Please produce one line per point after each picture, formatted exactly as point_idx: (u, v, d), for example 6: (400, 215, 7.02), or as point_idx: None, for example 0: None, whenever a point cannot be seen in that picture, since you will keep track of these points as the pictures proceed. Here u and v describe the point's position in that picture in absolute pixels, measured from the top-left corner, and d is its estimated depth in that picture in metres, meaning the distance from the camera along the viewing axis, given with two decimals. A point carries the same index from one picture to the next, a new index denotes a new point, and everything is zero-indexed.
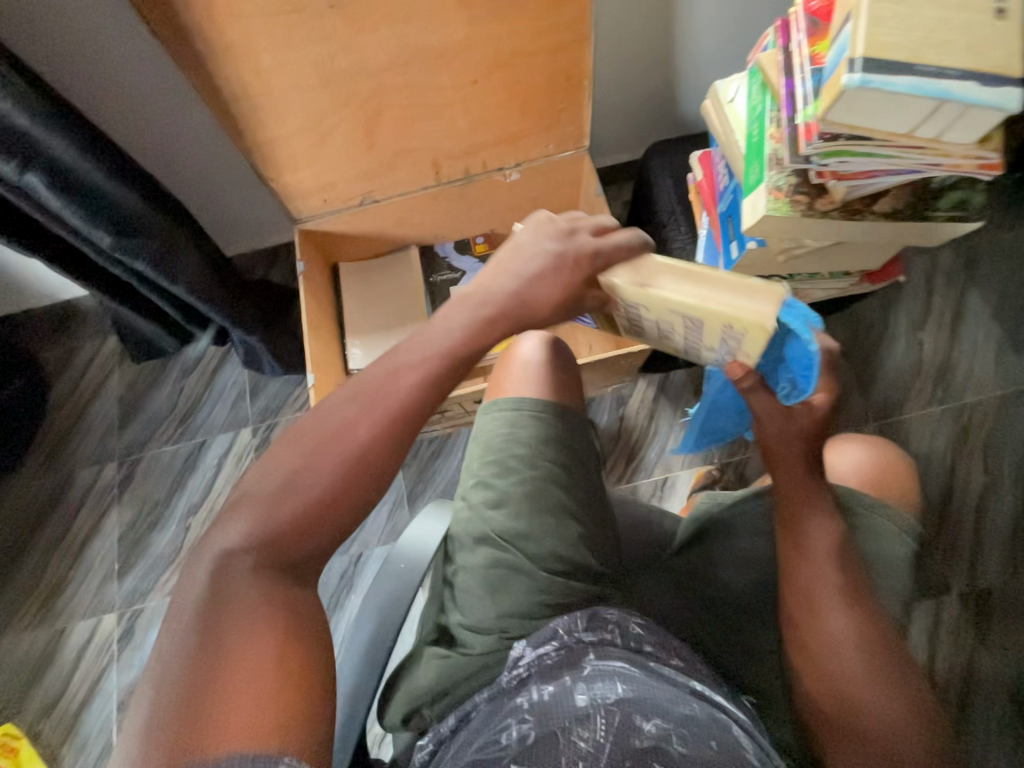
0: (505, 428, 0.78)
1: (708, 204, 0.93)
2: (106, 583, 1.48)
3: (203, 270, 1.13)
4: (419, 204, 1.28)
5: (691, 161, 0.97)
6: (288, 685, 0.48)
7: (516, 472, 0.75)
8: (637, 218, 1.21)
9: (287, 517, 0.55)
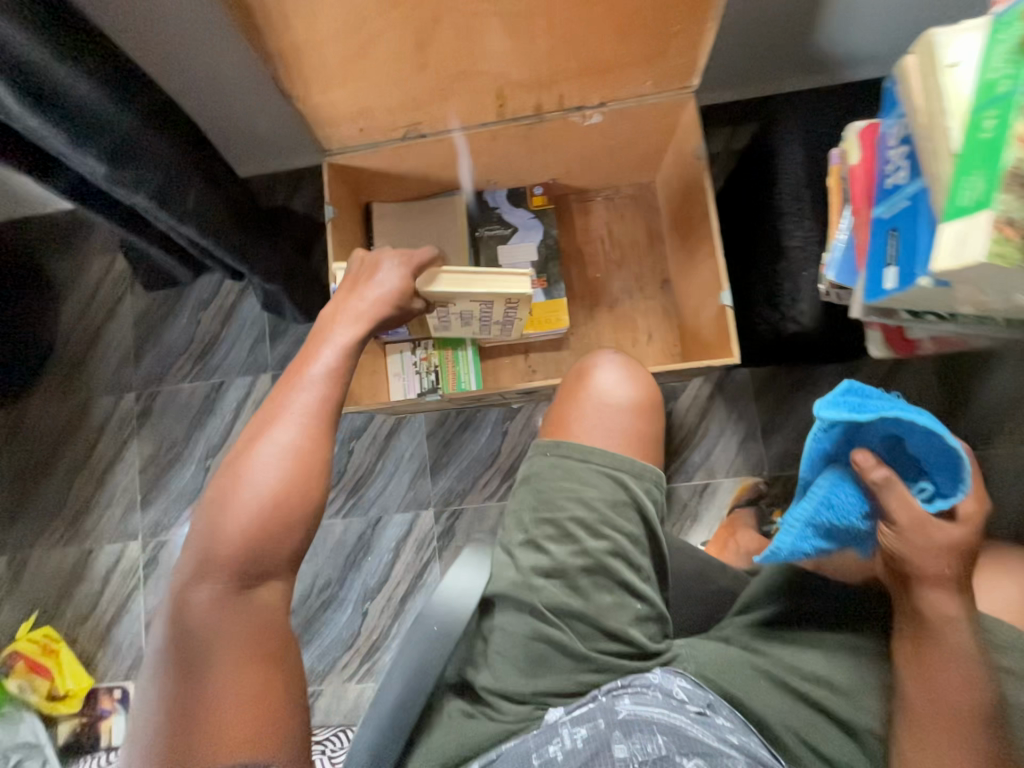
0: (565, 489, 0.71)
1: (858, 200, 0.72)
2: (130, 513, 1.51)
3: (211, 206, 0.95)
4: (475, 144, 1.05)
5: (846, 138, 0.74)
6: (253, 699, 0.56)
7: (574, 542, 0.69)
8: (743, 193, 0.98)
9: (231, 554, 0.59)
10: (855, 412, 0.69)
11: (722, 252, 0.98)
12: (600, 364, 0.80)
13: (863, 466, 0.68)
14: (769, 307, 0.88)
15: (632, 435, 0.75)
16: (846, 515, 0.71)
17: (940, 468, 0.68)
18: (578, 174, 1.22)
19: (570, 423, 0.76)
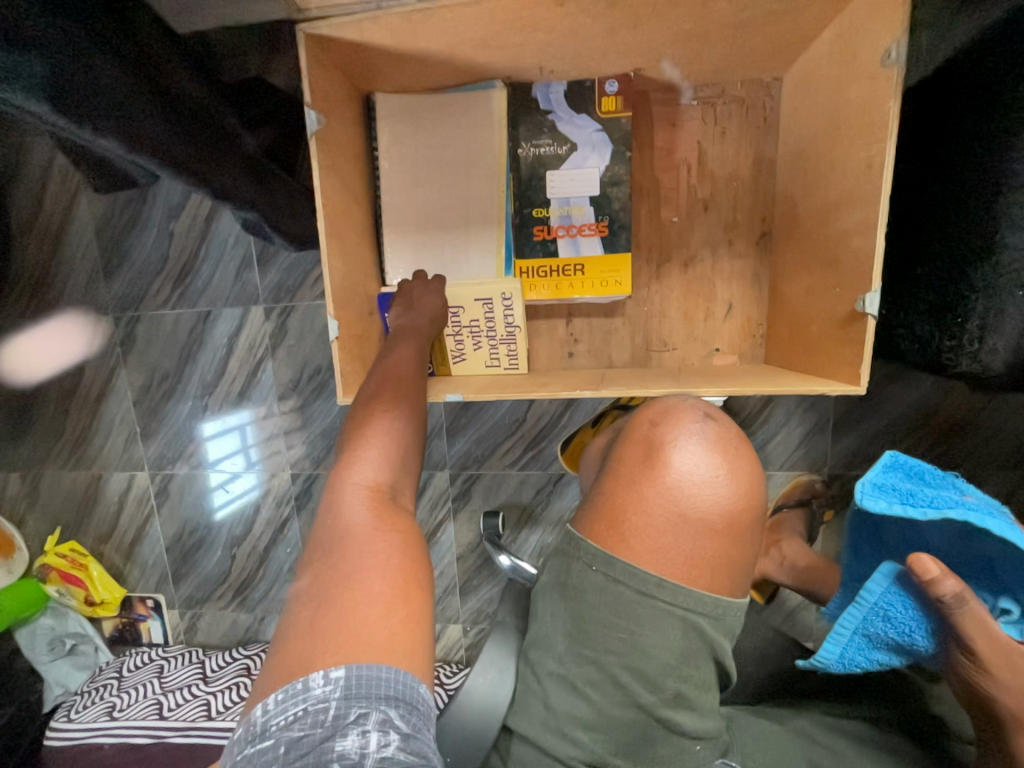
0: (613, 618, 0.49)
1: None
2: (133, 443, 1.43)
3: (144, 113, 0.66)
4: (532, 13, 0.68)
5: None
6: (403, 607, 0.47)
7: (621, 695, 0.48)
8: (940, 130, 0.62)
9: (383, 466, 0.59)
10: (908, 507, 0.56)
11: (879, 231, 0.66)
12: (678, 435, 0.52)
13: (927, 579, 0.51)
14: (938, 328, 0.62)
15: (720, 566, 0.49)
16: (900, 630, 0.56)
17: (1022, 582, 0.53)
18: (674, 64, 0.83)
19: (628, 527, 0.50)
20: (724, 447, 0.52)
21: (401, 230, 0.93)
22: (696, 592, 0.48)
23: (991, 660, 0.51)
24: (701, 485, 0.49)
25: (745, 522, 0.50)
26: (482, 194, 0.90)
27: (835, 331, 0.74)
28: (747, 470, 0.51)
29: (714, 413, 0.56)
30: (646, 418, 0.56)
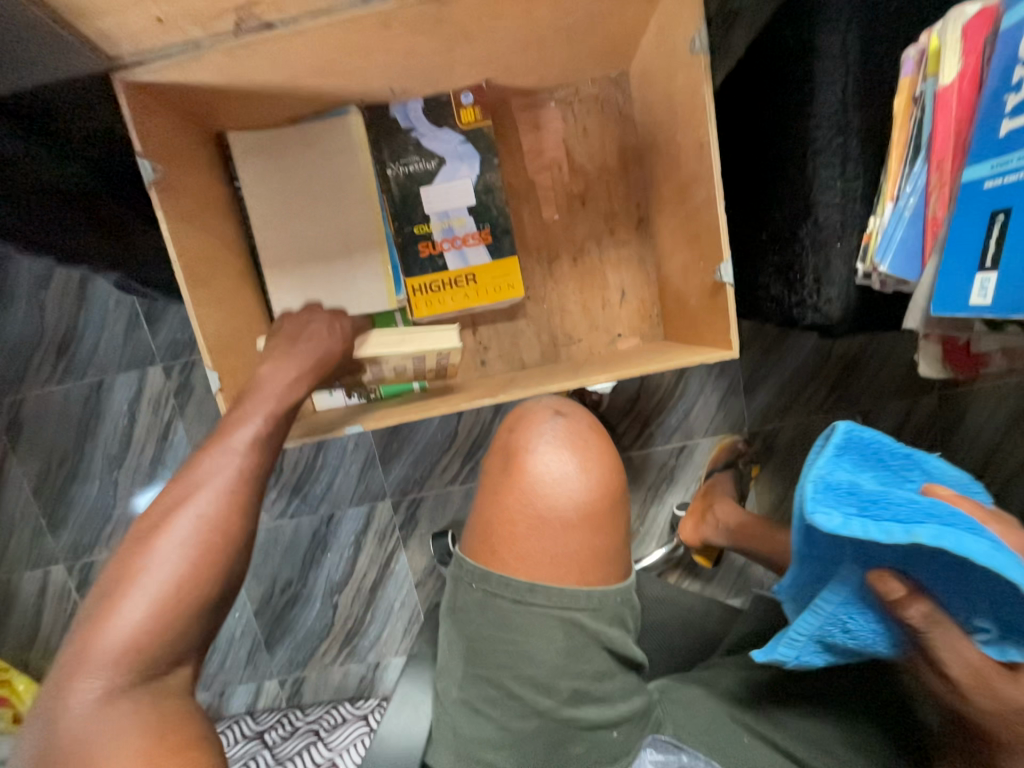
0: (497, 634, 0.55)
1: (946, 150, 0.48)
2: (40, 538, 1.31)
3: None
4: (361, 37, 0.68)
5: (940, 35, 0.47)
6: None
7: (520, 707, 0.55)
8: (756, 104, 0.66)
9: (176, 590, 0.49)
10: (867, 525, 0.46)
11: (721, 205, 0.70)
12: (533, 440, 0.60)
13: (894, 600, 0.48)
14: (786, 287, 0.66)
15: (586, 558, 0.56)
16: (861, 638, 0.54)
17: (998, 600, 0.47)
18: (522, 71, 0.86)
19: (499, 537, 0.57)
20: (573, 443, 0.59)
21: (282, 268, 0.90)
22: (567, 588, 0.55)
23: (962, 677, 0.49)
24: (555, 482, 0.56)
25: (601, 510, 0.57)
26: (359, 219, 0.89)
27: (706, 303, 0.78)
28: (596, 461, 0.59)
29: (567, 410, 0.63)
30: (505, 427, 0.63)
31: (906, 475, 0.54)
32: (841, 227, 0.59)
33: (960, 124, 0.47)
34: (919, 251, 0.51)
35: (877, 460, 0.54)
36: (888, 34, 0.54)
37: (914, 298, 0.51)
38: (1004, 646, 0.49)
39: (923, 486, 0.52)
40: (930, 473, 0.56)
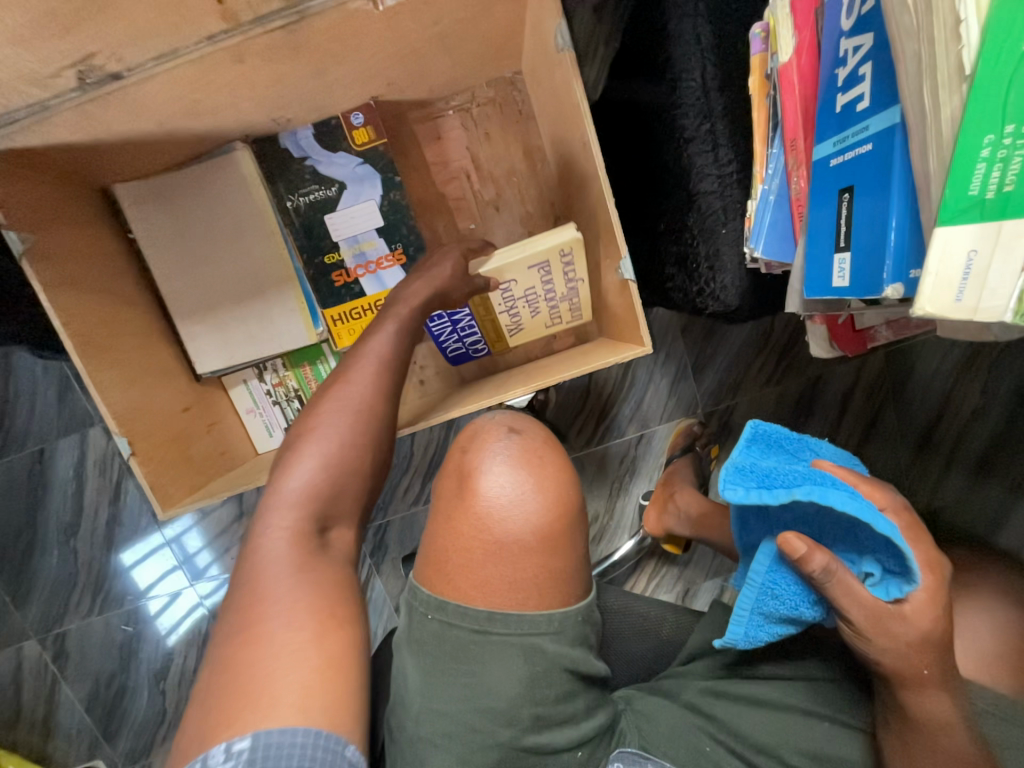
0: (455, 664, 0.51)
1: (797, 132, 0.52)
2: (8, 615, 1.28)
3: None
4: (218, 75, 0.65)
5: (775, 14, 0.52)
6: (316, 668, 0.46)
7: (480, 741, 0.50)
8: (632, 98, 0.66)
9: (312, 497, 0.58)
10: (764, 491, 0.47)
11: (613, 201, 0.68)
12: (484, 459, 0.56)
13: (797, 558, 0.45)
14: (685, 276, 0.65)
15: (544, 582, 0.52)
16: (790, 605, 0.50)
17: (878, 541, 0.48)
18: (408, 84, 0.84)
19: (452, 564, 0.53)
20: (529, 462, 0.56)
21: (192, 316, 0.87)
22: (528, 613, 0.51)
23: (867, 625, 0.47)
24: (507, 504, 0.53)
25: (560, 531, 0.54)
26: (263, 255, 0.86)
27: (620, 298, 0.76)
28: (553, 478, 0.56)
29: (520, 426, 0.60)
30: (456, 447, 0.59)
31: (801, 452, 0.54)
32: (723, 213, 0.58)
33: (804, 101, 0.51)
34: (790, 231, 0.54)
35: (776, 446, 0.54)
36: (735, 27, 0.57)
37: (792, 281, 0.54)
38: (889, 584, 0.48)
39: (814, 459, 0.52)
40: (820, 452, 0.56)
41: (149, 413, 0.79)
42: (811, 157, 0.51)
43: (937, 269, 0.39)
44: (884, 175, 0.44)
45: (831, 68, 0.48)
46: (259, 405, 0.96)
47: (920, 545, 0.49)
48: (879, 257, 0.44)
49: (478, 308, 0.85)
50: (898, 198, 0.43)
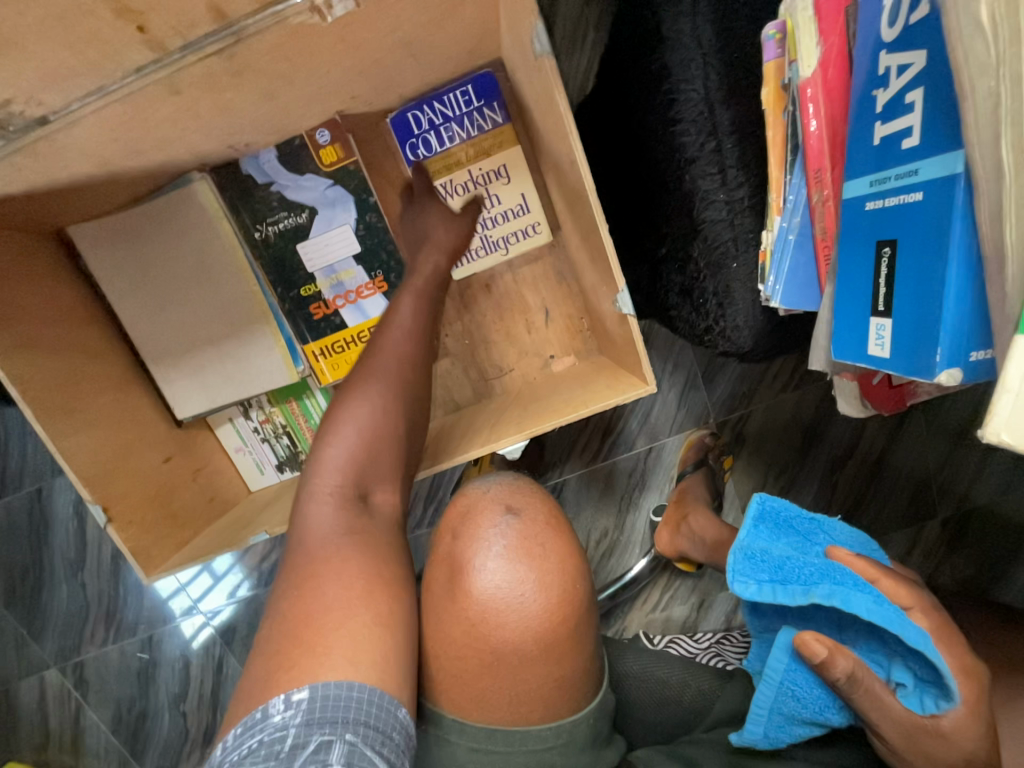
0: None
1: (825, 163, 0.44)
2: (26, 647, 1.30)
3: None
4: (157, 110, 0.59)
5: (795, 12, 0.43)
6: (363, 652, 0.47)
7: None
8: (625, 110, 0.57)
9: (354, 450, 0.61)
10: (778, 591, 0.46)
11: (607, 227, 0.60)
12: (476, 552, 0.51)
13: (818, 661, 0.44)
14: (690, 310, 0.57)
15: (551, 692, 0.50)
16: (814, 708, 0.49)
17: (906, 647, 0.46)
18: (374, 94, 0.76)
19: (445, 667, 0.51)
20: (528, 553, 0.51)
21: (166, 361, 0.82)
22: (533, 729, 0.50)
23: (899, 740, 0.46)
24: (504, 602, 0.49)
25: (565, 634, 0.50)
26: (233, 292, 0.80)
27: (619, 329, 0.69)
28: (557, 572, 0.51)
29: (518, 506, 0.54)
30: (448, 530, 0.55)
31: (814, 537, 0.52)
32: (734, 245, 0.51)
33: (831, 124, 0.44)
34: (815, 276, 0.47)
35: (787, 527, 0.53)
36: (743, 28, 0.48)
37: (817, 334, 0.48)
38: (923, 696, 0.46)
39: (829, 546, 0.51)
40: (835, 535, 0.54)
41: (127, 469, 0.75)
42: (841, 192, 0.43)
43: (1021, 385, 0.30)
44: (935, 232, 0.36)
45: (868, 87, 0.40)
46: (246, 443, 0.92)
47: (954, 652, 0.50)
48: (928, 328, 0.37)
49: (470, 145, 0.81)
50: (957, 268, 0.35)
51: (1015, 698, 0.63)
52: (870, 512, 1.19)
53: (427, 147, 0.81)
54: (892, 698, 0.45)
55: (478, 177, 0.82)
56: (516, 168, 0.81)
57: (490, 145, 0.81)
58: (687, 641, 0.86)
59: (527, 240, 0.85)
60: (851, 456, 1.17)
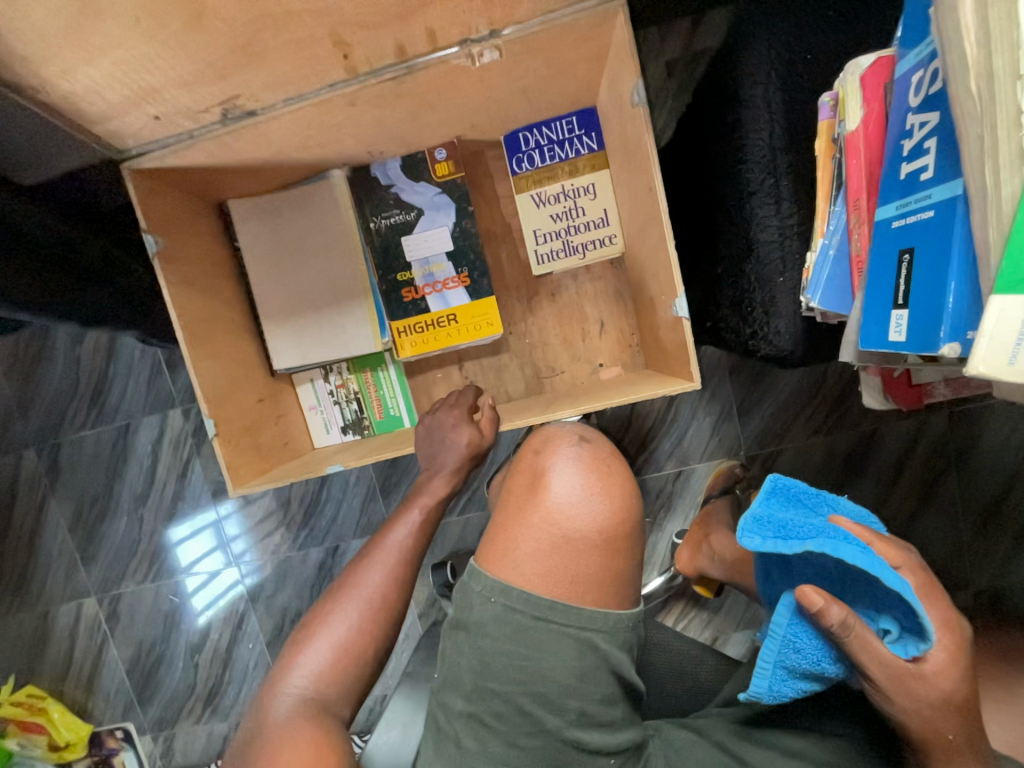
0: (514, 648, 0.52)
1: (861, 193, 0.55)
2: (75, 572, 1.41)
3: None
4: (332, 117, 0.76)
5: (845, 85, 0.56)
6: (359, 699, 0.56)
7: (528, 724, 0.52)
8: (702, 153, 0.70)
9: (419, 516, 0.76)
10: (779, 542, 0.53)
11: (673, 244, 0.72)
12: (555, 460, 0.60)
13: (816, 611, 0.49)
14: (739, 318, 0.67)
15: (605, 581, 0.55)
16: (812, 659, 0.53)
17: (897, 597, 0.51)
18: (488, 127, 0.93)
19: (518, 551, 0.55)
20: (598, 468, 0.59)
21: (277, 318, 0.97)
22: (587, 609, 0.53)
23: (887, 681, 0.50)
24: (575, 498, 0.57)
25: (621, 535, 0.57)
26: (345, 269, 0.95)
27: (671, 335, 0.80)
28: (619, 486, 0.59)
29: (590, 436, 0.64)
30: (530, 448, 0.64)
31: (819, 508, 0.59)
32: (782, 263, 0.61)
33: (868, 165, 0.55)
34: (849, 287, 0.57)
35: (796, 500, 0.60)
36: (803, 95, 0.61)
37: (847, 333, 0.57)
38: (906, 643, 0.52)
39: (832, 515, 0.58)
40: (839, 508, 0.61)
41: (232, 400, 0.88)
42: (872, 217, 0.54)
43: (993, 331, 0.39)
44: (945, 246, 0.46)
45: (897, 138, 0.51)
46: (321, 403, 1.05)
47: (936, 604, 0.53)
48: (937, 319, 0.46)
49: (567, 164, 0.95)
50: (957, 271, 0.45)
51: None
52: None
53: (530, 161, 0.95)
54: (881, 644, 0.50)
55: (568, 192, 0.96)
56: (603, 187, 0.95)
57: (582, 166, 0.95)
58: None
59: (602, 248, 0.97)
60: (880, 511, 1.19)
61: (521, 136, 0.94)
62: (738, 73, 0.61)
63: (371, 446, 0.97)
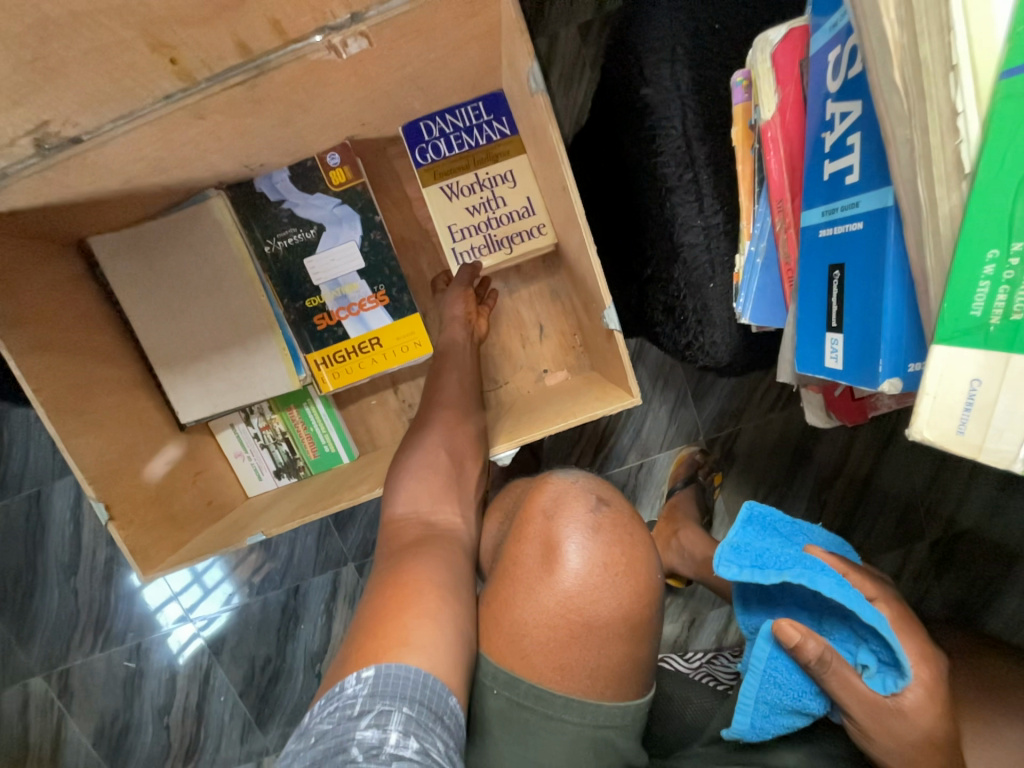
0: (522, 748, 0.54)
1: (785, 195, 0.49)
2: (12, 653, 1.29)
3: None
4: (182, 133, 0.64)
5: (757, 64, 0.49)
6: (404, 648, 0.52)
7: None
8: (614, 142, 0.62)
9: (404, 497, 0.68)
10: (756, 575, 0.53)
11: (596, 249, 0.65)
12: (570, 534, 0.59)
13: (793, 645, 0.50)
14: (673, 327, 0.62)
15: (627, 669, 0.56)
16: (794, 694, 0.54)
17: (871, 631, 0.52)
18: (382, 123, 0.81)
19: (527, 639, 0.55)
20: (620, 540, 0.59)
21: (173, 366, 0.85)
22: (606, 704, 0.55)
23: (866, 718, 0.51)
24: (590, 577, 0.56)
25: (645, 617, 0.58)
26: (242, 303, 0.83)
27: (608, 344, 0.73)
28: (642, 558, 0.59)
29: (609, 498, 0.62)
30: (540, 510, 0.61)
31: (795, 537, 0.59)
32: (711, 267, 0.56)
33: (789, 161, 0.49)
34: (781, 297, 0.52)
35: (772, 529, 0.59)
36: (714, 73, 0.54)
37: (784, 349, 0.54)
38: (884, 677, 0.52)
39: (808, 544, 0.58)
40: (814, 538, 0.61)
41: (129, 470, 0.77)
42: (799, 221, 0.48)
43: (937, 390, 0.36)
44: (874, 262, 0.41)
45: (818, 130, 0.45)
46: (246, 450, 0.95)
47: (912, 637, 0.54)
48: (871, 344, 0.42)
49: (479, 152, 0.84)
50: (892, 287, 0.40)
51: (987, 711, 0.65)
52: (859, 531, 1.21)
53: (436, 152, 0.84)
54: (859, 679, 0.51)
55: (485, 182, 0.86)
56: (523, 174, 0.84)
57: (497, 152, 0.84)
58: (680, 659, 0.89)
59: (530, 241, 0.85)
60: (838, 476, 1.20)
61: (423, 126, 0.83)
62: (639, 51, 0.53)
63: (306, 494, 0.88)
